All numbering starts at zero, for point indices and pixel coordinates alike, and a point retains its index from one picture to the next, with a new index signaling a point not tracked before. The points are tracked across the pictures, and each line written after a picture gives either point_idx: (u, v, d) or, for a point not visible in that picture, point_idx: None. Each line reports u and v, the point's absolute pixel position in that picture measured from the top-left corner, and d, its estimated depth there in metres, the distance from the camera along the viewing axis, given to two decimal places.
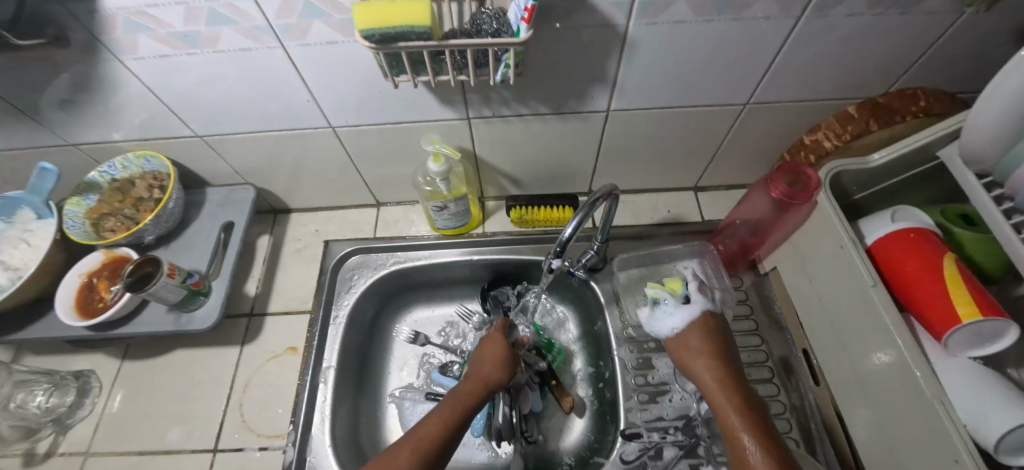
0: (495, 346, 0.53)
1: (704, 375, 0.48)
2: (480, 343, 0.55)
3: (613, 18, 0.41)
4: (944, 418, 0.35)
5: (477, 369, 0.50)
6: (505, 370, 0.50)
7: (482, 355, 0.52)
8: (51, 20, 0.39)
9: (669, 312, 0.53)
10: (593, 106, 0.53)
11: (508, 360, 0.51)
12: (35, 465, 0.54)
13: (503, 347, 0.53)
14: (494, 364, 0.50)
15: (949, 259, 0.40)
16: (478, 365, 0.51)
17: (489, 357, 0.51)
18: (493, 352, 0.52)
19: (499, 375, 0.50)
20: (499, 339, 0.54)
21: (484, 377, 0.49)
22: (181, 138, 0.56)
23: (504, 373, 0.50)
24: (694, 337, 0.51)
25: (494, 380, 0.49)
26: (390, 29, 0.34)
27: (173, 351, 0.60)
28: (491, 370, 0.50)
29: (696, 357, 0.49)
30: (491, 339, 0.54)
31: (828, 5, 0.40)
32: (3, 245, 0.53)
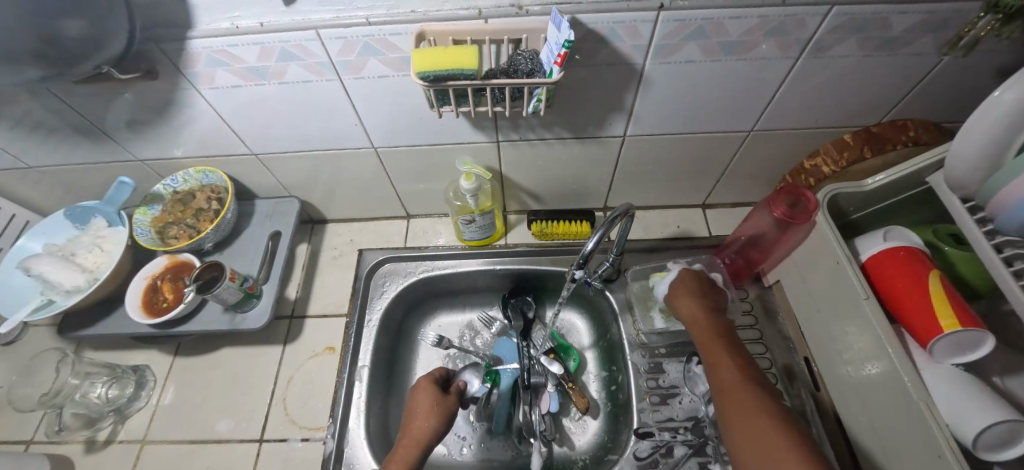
0: (423, 398, 0.57)
1: (695, 314, 0.54)
2: (412, 393, 0.58)
3: (632, 58, 0.47)
4: (928, 419, 0.40)
5: (409, 428, 0.54)
6: (436, 418, 0.55)
7: (412, 411, 0.56)
8: (147, 57, 0.45)
9: (662, 282, 0.61)
10: (611, 131, 0.59)
11: (439, 408, 0.56)
12: (97, 451, 0.59)
13: (432, 396, 0.57)
14: (426, 416, 0.55)
15: (933, 276, 0.44)
16: (409, 422, 0.54)
17: (420, 410, 0.55)
18: (423, 404, 0.56)
19: (433, 426, 0.54)
20: (429, 388, 0.58)
21: (418, 433, 0.53)
22: (238, 156, 0.62)
23: (437, 421, 0.54)
24: (687, 285, 0.58)
25: (428, 431, 0.53)
26: (443, 71, 0.40)
27: (221, 349, 0.66)
28: (424, 425, 0.54)
29: (688, 299, 0.56)
30: (417, 390, 0.58)
31: (823, 48, 0.46)
32: (78, 249, 0.59)
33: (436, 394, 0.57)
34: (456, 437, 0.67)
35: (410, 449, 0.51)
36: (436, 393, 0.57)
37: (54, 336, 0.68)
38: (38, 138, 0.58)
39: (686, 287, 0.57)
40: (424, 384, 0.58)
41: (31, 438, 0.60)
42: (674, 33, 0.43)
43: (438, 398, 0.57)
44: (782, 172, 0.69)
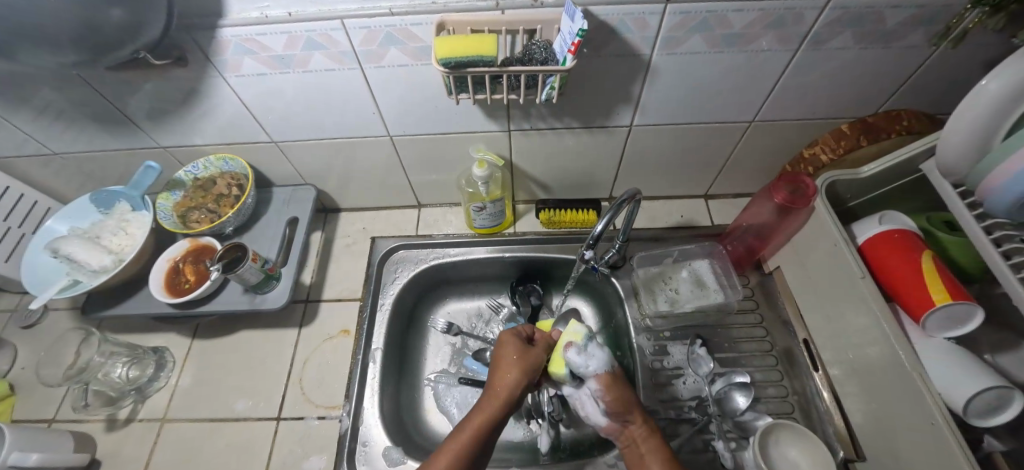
0: (507, 349, 0.55)
1: (623, 408, 0.52)
2: (499, 343, 0.57)
3: (640, 49, 0.49)
4: (923, 388, 0.42)
5: (495, 379, 0.53)
6: (521, 371, 0.53)
7: (499, 360, 0.55)
8: (180, 45, 0.47)
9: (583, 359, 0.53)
10: (618, 121, 0.61)
11: (525, 361, 0.54)
12: (118, 429, 0.60)
13: (517, 349, 0.55)
14: (510, 369, 0.53)
15: (927, 254, 0.46)
16: (496, 373, 0.53)
17: (506, 361, 0.54)
18: (509, 357, 0.54)
19: (519, 380, 0.52)
20: (516, 344, 0.55)
21: (503, 386, 0.52)
22: (258, 143, 0.64)
23: (522, 374, 0.53)
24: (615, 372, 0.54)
25: (513, 385, 0.52)
26: (462, 58, 0.42)
27: (238, 332, 0.68)
28: (509, 379, 0.52)
29: (622, 390, 0.53)
30: (504, 341, 0.56)
31: (820, 41, 0.48)
32: (104, 233, 0.61)
33: (523, 347, 0.55)
34: (467, 417, 0.68)
35: (496, 402, 0.50)
36: (521, 345, 0.55)
37: (75, 319, 0.70)
38: (66, 124, 0.60)
39: (615, 372, 0.54)
40: (507, 338, 0.56)
41: (54, 416, 0.61)
42: (680, 25, 0.46)
43: (523, 350, 0.55)
44: (781, 162, 0.72)
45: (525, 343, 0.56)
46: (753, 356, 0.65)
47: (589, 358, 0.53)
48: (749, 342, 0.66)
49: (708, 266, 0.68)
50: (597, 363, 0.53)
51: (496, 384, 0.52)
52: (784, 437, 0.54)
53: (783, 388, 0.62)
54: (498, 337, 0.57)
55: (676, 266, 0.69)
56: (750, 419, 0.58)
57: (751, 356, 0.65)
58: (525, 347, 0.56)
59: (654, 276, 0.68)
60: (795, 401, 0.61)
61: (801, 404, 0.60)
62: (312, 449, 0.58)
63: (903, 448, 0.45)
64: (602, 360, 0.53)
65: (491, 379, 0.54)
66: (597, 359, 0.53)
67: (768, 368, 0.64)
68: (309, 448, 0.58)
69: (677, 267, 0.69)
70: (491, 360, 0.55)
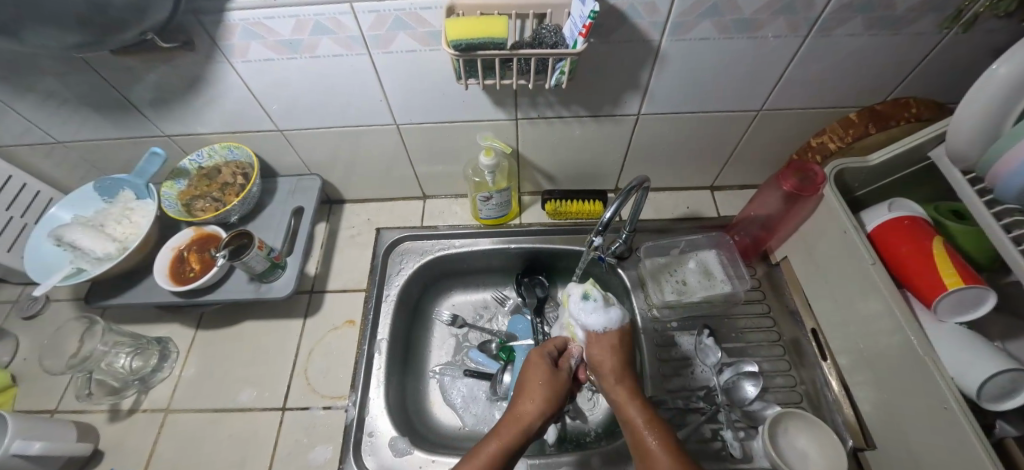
0: (535, 373, 0.54)
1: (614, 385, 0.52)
2: (524, 365, 0.56)
3: (650, 35, 0.49)
4: (934, 372, 0.42)
5: (516, 404, 0.51)
6: (545, 400, 0.51)
7: (523, 385, 0.53)
8: (186, 29, 0.47)
9: (582, 308, 0.57)
10: (626, 110, 0.61)
11: (552, 391, 0.53)
12: (121, 419, 0.60)
13: (544, 375, 0.54)
14: (535, 396, 0.51)
15: (938, 240, 0.47)
16: (518, 398, 0.52)
17: (532, 386, 0.53)
18: (534, 383, 0.53)
19: (542, 407, 0.51)
20: (542, 368, 0.55)
21: (526, 413, 0.50)
22: (263, 131, 0.64)
23: (546, 402, 0.51)
24: (608, 339, 0.56)
25: (535, 413, 0.50)
26: (472, 40, 0.41)
27: (242, 322, 0.67)
28: (532, 405, 0.51)
29: (608, 364, 0.54)
30: (530, 365, 0.55)
31: (830, 27, 0.48)
32: (108, 220, 0.61)
33: (550, 374, 0.54)
34: (474, 410, 0.67)
35: (516, 429, 0.48)
36: (548, 371, 0.54)
37: (77, 310, 0.69)
38: (70, 112, 0.59)
39: (603, 343, 0.56)
40: (536, 361, 0.55)
41: (56, 406, 0.61)
42: (691, 10, 0.45)
43: (549, 377, 0.54)
44: (788, 152, 0.72)
45: (552, 369, 0.55)
46: (761, 346, 0.64)
47: (588, 313, 0.56)
48: (756, 332, 0.66)
49: (715, 256, 0.68)
50: (595, 319, 0.56)
51: (518, 410, 0.50)
52: (797, 428, 0.53)
53: (791, 378, 0.61)
54: (523, 362, 0.57)
55: (682, 257, 0.69)
56: (758, 408, 0.58)
57: (758, 346, 0.64)
58: (552, 373, 0.54)
59: (661, 267, 0.68)
60: (805, 391, 0.60)
61: (808, 393, 0.60)
62: (317, 439, 0.58)
63: (913, 434, 0.45)
64: (603, 319, 0.56)
65: (512, 403, 0.52)
66: (599, 316, 0.56)
67: (775, 358, 0.63)
68: (314, 439, 0.58)
69: (684, 257, 0.69)
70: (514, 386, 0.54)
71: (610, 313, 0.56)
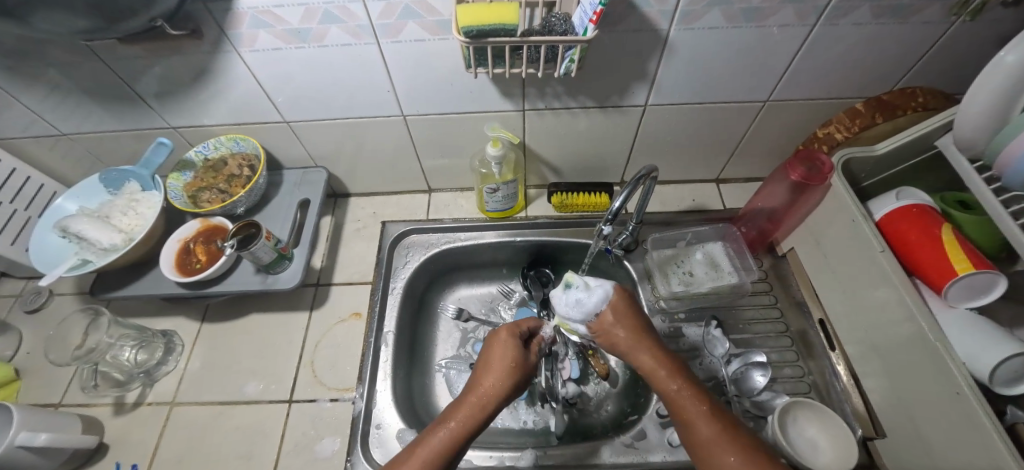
0: (497, 353, 0.51)
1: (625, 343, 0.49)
2: (486, 344, 0.53)
3: (658, 24, 0.49)
4: (946, 358, 0.42)
5: (476, 386, 0.48)
6: (505, 380, 0.48)
7: (484, 365, 0.50)
8: (193, 18, 0.46)
9: (568, 298, 0.51)
10: (633, 101, 0.61)
11: (513, 369, 0.49)
12: (126, 413, 0.59)
13: (506, 354, 0.50)
14: (493, 375, 0.48)
15: (946, 227, 0.47)
16: (477, 378, 0.49)
17: (493, 367, 0.49)
18: (494, 362, 0.50)
19: (499, 386, 0.48)
20: (503, 347, 0.51)
21: (484, 393, 0.47)
22: (269, 123, 0.64)
23: (505, 380, 0.48)
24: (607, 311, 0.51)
25: (493, 393, 0.47)
26: (486, 26, 0.41)
27: (248, 315, 0.67)
28: (490, 384, 0.48)
29: (614, 328, 0.50)
30: (491, 344, 0.53)
31: (838, 16, 0.48)
32: (113, 212, 0.61)
33: (513, 351, 0.51)
34: None
35: (472, 411, 0.45)
36: (512, 350, 0.51)
37: (81, 303, 0.69)
38: (74, 104, 0.59)
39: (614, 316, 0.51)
40: (499, 340, 0.52)
41: (61, 400, 0.60)
42: None
43: (509, 356, 0.50)
44: (793, 144, 0.72)
45: (514, 346, 0.52)
46: (768, 337, 0.64)
47: (571, 304, 0.51)
48: (764, 324, 0.66)
49: (721, 248, 0.69)
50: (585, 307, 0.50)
51: (475, 387, 0.48)
52: (806, 415, 0.53)
53: (799, 369, 0.61)
54: (487, 341, 0.53)
55: (689, 249, 0.69)
56: (767, 398, 0.57)
57: (766, 338, 0.64)
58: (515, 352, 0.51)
59: (667, 259, 0.68)
60: (814, 381, 0.60)
61: (815, 383, 0.60)
62: (325, 431, 0.57)
63: (924, 421, 0.45)
64: (591, 300, 0.50)
65: (469, 382, 0.50)
66: (586, 302, 0.50)
67: (783, 348, 0.63)
68: (322, 431, 0.57)
69: (691, 249, 0.69)
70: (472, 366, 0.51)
71: (595, 289, 0.50)
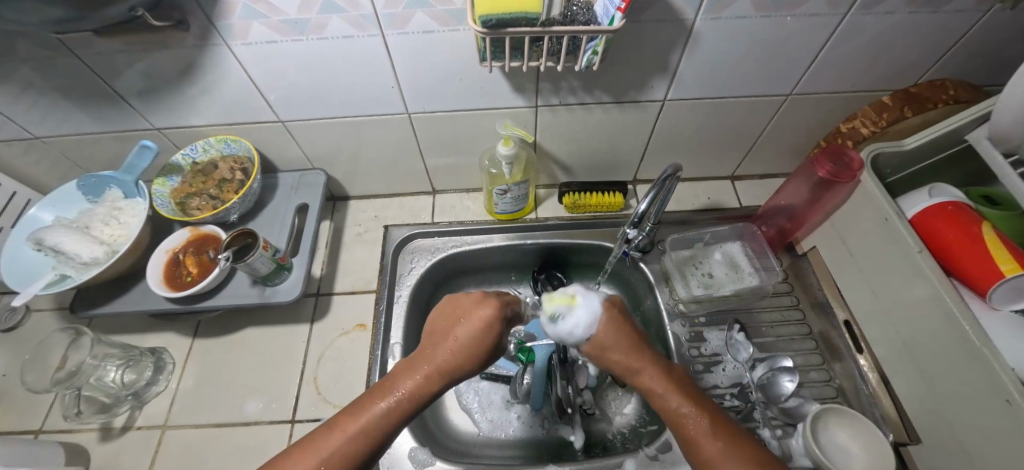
0: (456, 319, 0.42)
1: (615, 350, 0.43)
2: (451, 306, 0.44)
3: (685, 13, 0.45)
4: (994, 364, 0.39)
5: (430, 352, 0.41)
6: (461, 352, 0.40)
7: (442, 329, 0.42)
8: (177, 5, 0.41)
9: (563, 331, 0.43)
10: (652, 95, 0.58)
11: (473, 340, 0.41)
12: (113, 438, 0.55)
13: (467, 321, 0.42)
14: (448, 346, 0.41)
15: (985, 226, 0.45)
16: (435, 342, 0.41)
17: (453, 333, 0.41)
18: (453, 329, 0.42)
19: (453, 355, 0.40)
20: (468, 313, 0.42)
21: (439, 364, 0.40)
22: (263, 123, 0.59)
23: (460, 355, 0.40)
24: (602, 330, 0.43)
25: (447, 364, 0.40)
26: (506, 14, 0.37)
27: (244, 329, 0.63)
28: (443, 355, 0.40)
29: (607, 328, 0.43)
30: (457, 303, 0.44)
31: (872, 3, 0.45)
32: (94, 222, 0.56)
33: (481, 320, 0.42)
34: (489, 416, 0.65)
35: (417, 382, 0.39)
36: (475, 320, 0.42)
37: (61, 320, 0.64)
38: (45, 106, 0.54)
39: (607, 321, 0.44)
40: (460, 303, 0.43)
41: (41, 426, 0.56)
42: None
43: (477, 326, 0.41)
44: (811, 140, 0.70)
45: (482, 311, 0.43)
46: (792, 340, 0.62)
47: (568, 332, 0.43)
48: (787, 326, 0.63)
49: (741, 248, 0.67)
50: (573, 339, 0.43)
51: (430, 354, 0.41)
52: (858, 446, 0.49)
53: (825, 372, 0.59)
54: (455, 298, 0.44)
55: (707, 249, 0.67)
56: (796, 405, 0.55)
57: (790, 340, 0.62)
58: (479, 318, 0.42)
59: (685, 260, 0.66)
60: (840, 385, 0.58)
61: (842, 387, 0.58)
62: None
63: (967, 428, 0.43)
64: (580, 331, 0.43)
65: (424, 345, 0.42)
66: (575, 328, 0.43)
67: (807, 351, 0.61)
68: None
69: (709, 250, 0.67)
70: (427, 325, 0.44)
71: (586, 316, 0.43)
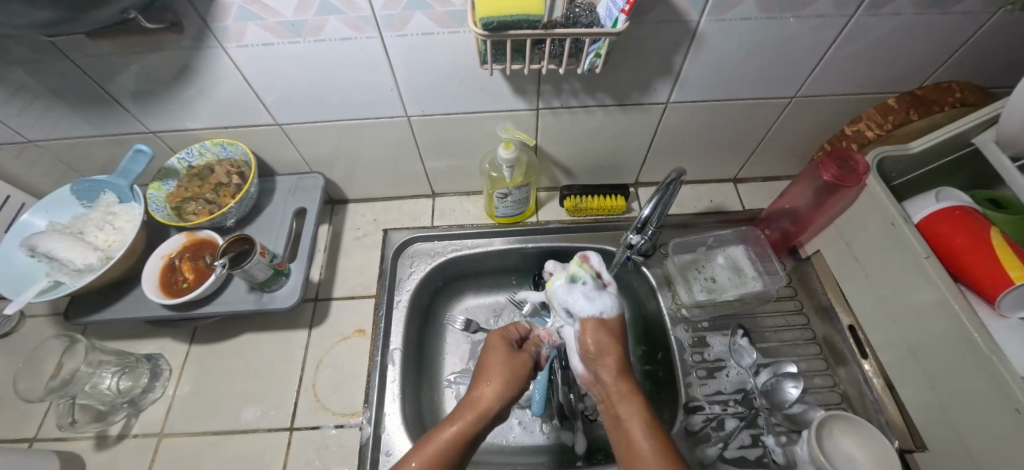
0: (495, 357, 0.50)
1: (596, 364, 0.51)
2: (488, 347, 0.53)
3: (688, 15, 0.44)
4: (1004, 373, 0.38)
5: (477, 388, 0.48)
6: (506, 385, 0.48)
7: (485, 367, 0.50)
8: (171, 7, 0.40)
9: (575, 297, 0.53)
10: (654, 98, 0.57)
11: (512, 374, 0.49)
12: (109, 447, 0.54)
13: (505, 358, 0.50)
14: (494, 379, 0.48)
15: (994, 230, 0.44)
16: (481, 379, 0.49)
17: (495, 369, 0.49)
18: (494, 364, 0.49)
19: (500, 388, 0.47)
20: (504, 350, 0.51)
21: (484, 397, 0.47)
22: (260, 126, 0.58)
23: (505, 388, 0.47)
24: (606, 320, 0.53)
25: (494, 397, 0.47)
26: (508, 17, 0.36)
27: (242, 335, 0.62)
28: (490, 389, 0.47)
29: (592, 343, 0.51)
30: (495, 344, 0.52)
31: (879, 5, 0.44)
32: (88, 227, 0.56)
33: (513, 356, 0.51)
34: None
35: (473, 415, 0.45)
36: (509, 356, 0.50)
37: (57, 326, 0.63)
38: (37, 109, 0.53)
39: (598, 332, 0.52)
40: (495, 342, 0.52)
41: (36, 435, 0.55)
42: None
43: (510, 360, 0.50)
44: (814, 142, 0.69)
45: (514, 349, 0.52)
46: (796, 345, 0.62)
47: (578, 298, 0.53)
48: (791, 330, 0.63)
49: (744, 252, 0.66)
50: (583, 305, 0.52)
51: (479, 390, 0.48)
52: (865, 453, 0.48)
53: (829, 378, 0.59)
54: (490, 340, 0.53)
55: (710, 252, 0.66)
56: (800, 411, 0.54)
57: (795, 345, 0.62)
58: (514, 355, 0.51)
59: (688, 264, 0.65)
60: (845, 391, 0.57)
61: (847, 394, 0.57)
62: (331, 461, 0.53)
63: (974, 435, 0.42)
64: (593, 305, 0.52)
65: (474, 382, 0.49)
66: (592, 300, 0.53)
67: (812, 357, 0.61)
68: (327, 461, 0.53)
69: (712, 253, 0.66)
70: (476, 366, 0.51)
71: (600, 298, 0.53)
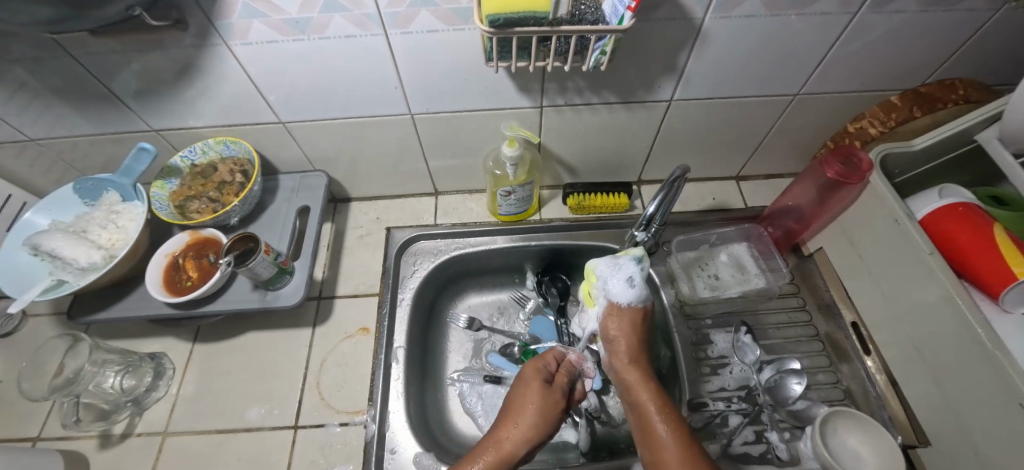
0: (526, 396, 0.49)
1: (614, 349, 0.53)
2: (519, 383, 0.52)
3: (693, 12, 0.44)
4: (1008, 368, 0.38)
5: (502, 429, 0.47)
6: (531, 429, 0.47)
7: (515, 406, 0.49)
8: (174, 4, 0.40)
9: (620, 277, 0.54)
10: (658, 96, 0.57)
11: (539, 421, 0.47)
12: (113, 446, 0.54)
13: (534, 399, 0.49)
14: (520, 422, 0.47)
15: (998, 228, 0.44)
16: (509, 418, 0.48)
17: (524, 411, 0.48)
18: (523, 405, 0.49)
19: (525, 432, 0.46)
20: (535, 389, 0.50)
21: (509, 439, 0.46)
22: (263, 124, 0.58)
23: (531, 433, 0.46)
24: (630, 310, 0.54)
25: (519, 441, 0.46)
26: (515, 14, 0.36)
27: (246, 333, 0.62)
28: (516, 431, 0.46)
29: (613, 329, 0.54)
30: (527, 383, 0.51)
31: (883, 2, 0.44)
32: (91, 226, 0.56)
33: (542, 398, 0.49)
34: None
35: (495, 457, 0.44)
36: (540, 397, 0.49)
37: (60, 325, 0.63)
38: (38, 107, 0.53)
39: (621, 318, 0.54)
40: (527, 379, 0.52)
41: (39, 434, 0.55)
42: None
43: (540, 401, 0.49)
44: (817, 139, 0.69)
45: (545, 389, 0.50)
46: (799, 342, 0.62)
47: (623, 283, 0.54)
48: (794, 327, 0.63)
49: (746, 249, 0.66)
50: (620, 290, 0.54)
51: (505, 430, 0.47)
52: (869, 449, 0.48)
53: (831, 375, 0.59)
54: (523, 376, 0.53)
55: (714, 250, 0.67)
56: (804, 407, 0.55)
57: (797, 342, 0.62)
58: (543, 395, 0.50)
59: (691, 262, 0.65)
60: (848, 388, 0.58)
61: (850, 390, 0.57)
62: (336, 459, 0.53)
63: (980, 432, 0.42)
64: (629, 292, 0.54)
65: (501, 421, 0.49)
66: (631, 290, 0.54)
67: (815, 353, 0.61)
68: (332, 459, 0.53)
69: (715, 251, 0.66)
70: (505, 403, 0.50)
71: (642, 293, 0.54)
